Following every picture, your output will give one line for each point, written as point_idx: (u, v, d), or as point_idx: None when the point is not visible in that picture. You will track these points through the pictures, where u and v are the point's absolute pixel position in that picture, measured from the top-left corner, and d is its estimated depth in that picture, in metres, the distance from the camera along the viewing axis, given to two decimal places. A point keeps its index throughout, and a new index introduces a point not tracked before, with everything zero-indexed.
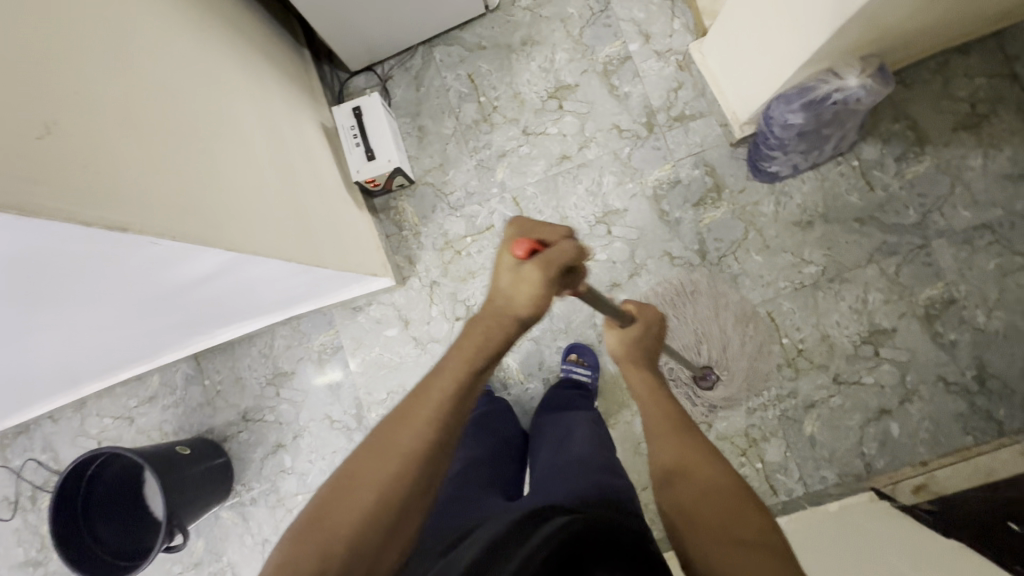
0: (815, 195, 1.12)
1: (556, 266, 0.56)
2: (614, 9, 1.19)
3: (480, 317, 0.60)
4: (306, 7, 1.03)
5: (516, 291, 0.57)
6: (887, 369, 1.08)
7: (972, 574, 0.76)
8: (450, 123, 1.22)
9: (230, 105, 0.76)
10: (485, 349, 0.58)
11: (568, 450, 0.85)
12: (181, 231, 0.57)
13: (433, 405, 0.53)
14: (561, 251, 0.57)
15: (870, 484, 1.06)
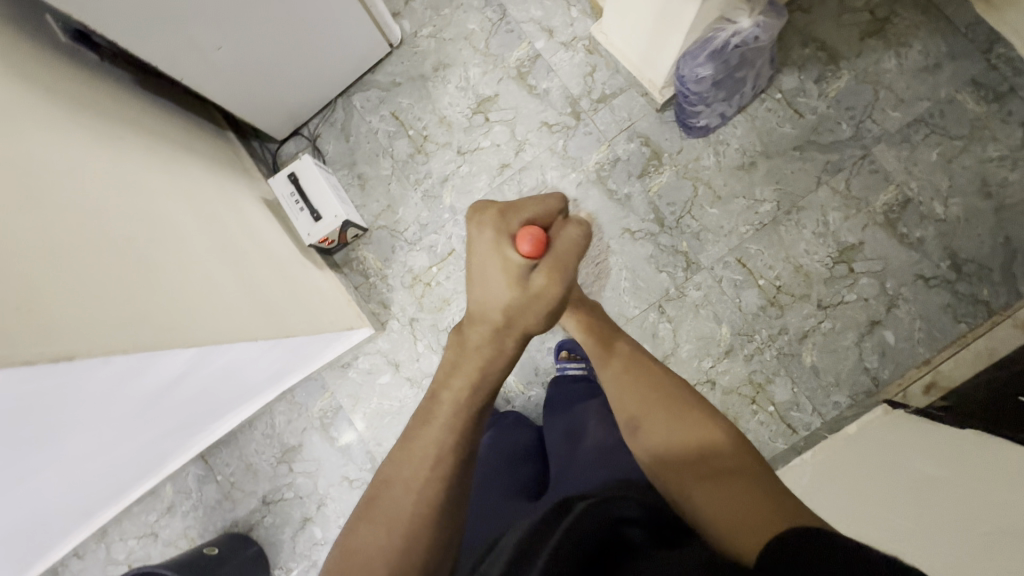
0: (750, 136, 1.14)
1: (572, 258, 0.60)
2: (512, 14, 1.21)
3: (469, 346, 0.58)
4: (216, 93, 1.05)
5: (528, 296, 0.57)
6: (865, 282, 1.09)
7: (1002, 462, 0.76)
8: (387, 164, 1.23)
9: (154, 205, 0.76)
10: (478, 377, 0.56)
11: (579, 444, 0.84)
12: (121, 342, 0.56)
13: (427, 452, 0.53)
14: (570, 241, 0.60)
15: (881, 396, 1.06)
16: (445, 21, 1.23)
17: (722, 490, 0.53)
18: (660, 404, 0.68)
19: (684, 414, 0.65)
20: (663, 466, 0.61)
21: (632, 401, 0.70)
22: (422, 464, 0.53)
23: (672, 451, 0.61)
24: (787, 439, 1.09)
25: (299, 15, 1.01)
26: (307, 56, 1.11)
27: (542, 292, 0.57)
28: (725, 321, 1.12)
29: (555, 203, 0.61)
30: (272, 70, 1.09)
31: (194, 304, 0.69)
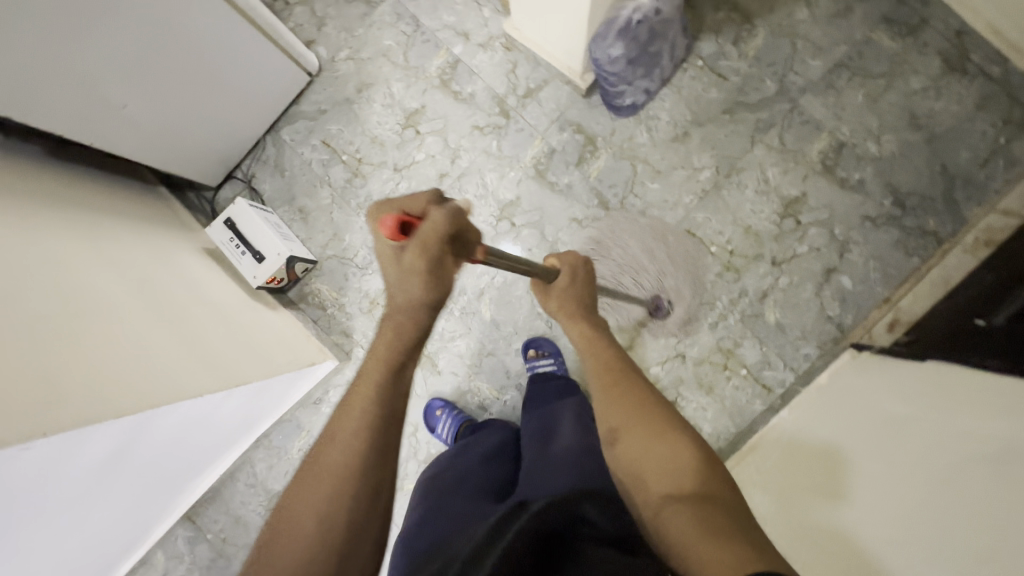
0: (679, 105, 1.13)
1: (434, 242, 0.51)
2: (425, 24, 1.20)
3: (385, 315, 0.57)
4: (137, 152, 1.03)
5: (406, 284, 0.54)
6: (815, 232, 1.09)
7: (964, 392, 0.78)
8: (326, 193, 1.22)
9: (68, 277, 0.73)
10: (383, 366, 0.55)
11: (552, 441, 0.82)
12: (31, 428, 0.53)
13: (336, 452, 0.52)
14: (434, 225, 0.51)
15: (849, 342, 1.05)
16: (361, 42, 1.22)
17: (686, 519, 0.48)
18: (635, 414, 0.61)
19: (661, 428, 0.59)
20: (636, 487, 0.56)
21: (610, 411, 0.64)
22: (331, 465, 0.51)
23: (643, 472, 0.56)
24: (765, 401, 1.08)
25: (205, 59, 0.99)
26: (222, 98, 1.09)
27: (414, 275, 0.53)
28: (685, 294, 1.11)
29: (428, 194, 0.53)
30: (189, 119, 1.06)
31: (118, 372, 0.67)
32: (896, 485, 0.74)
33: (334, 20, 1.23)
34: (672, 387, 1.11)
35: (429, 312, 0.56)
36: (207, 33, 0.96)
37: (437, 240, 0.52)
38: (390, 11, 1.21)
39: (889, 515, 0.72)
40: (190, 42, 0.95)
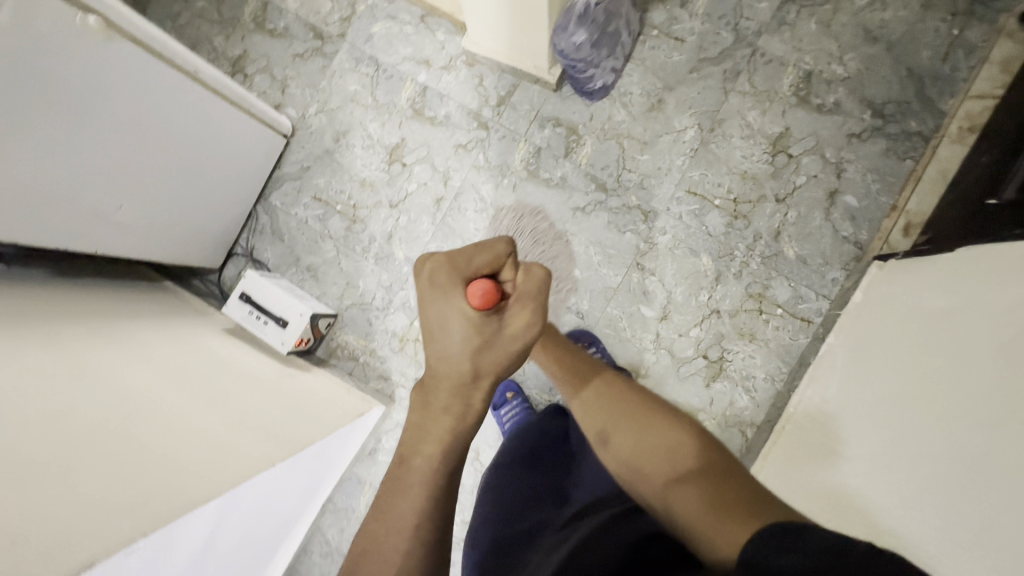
0: (648, 76, 1.15)
1: (538, 296, 0.55)
2: (385, 61, 1.22)
3: (439, 405, 0.55)
4: (135, 249, 1.03)
5: (487, 351, 0.54)
6: (808, 161, 1.11)
7: (995, 261, 0.79)
8: (329, 246, 1.22)
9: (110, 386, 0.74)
10: (451, 439, 0.55)
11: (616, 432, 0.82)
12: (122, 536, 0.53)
13: (404, 516, 0.54)
14: (536, 280, 0.55)
15: (870, 256, 1.08)
16: (327, 93, 1.24)
17: (697, 493, 0.55)
18: (621, 414, 0.67)
19: (648, 420, 0.65)
20: (640, 481, 0.61)
21: (594, 418, 0.69)
22: (401, 529, 0.54)
23: (642, 463, 0.62)
24: (807, 332, 1.10)
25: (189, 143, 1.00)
26: (209, 178, 1.08)
27: (511, 334, 0.54)
28: (703, 251, 1.13)
29: (508, 245, 0.54)
30: (183, 207, 1.07)
31: (178, 462, 0.65)
32: (968, 368, 0.73)
33: (295, 79, 1.25)
34: (714, 343, 1.12)
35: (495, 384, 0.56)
36: (185, 117, 0.95)
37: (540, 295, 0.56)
38: (347, 58, 1.23)
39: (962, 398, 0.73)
40: (169, 132, 0.94)
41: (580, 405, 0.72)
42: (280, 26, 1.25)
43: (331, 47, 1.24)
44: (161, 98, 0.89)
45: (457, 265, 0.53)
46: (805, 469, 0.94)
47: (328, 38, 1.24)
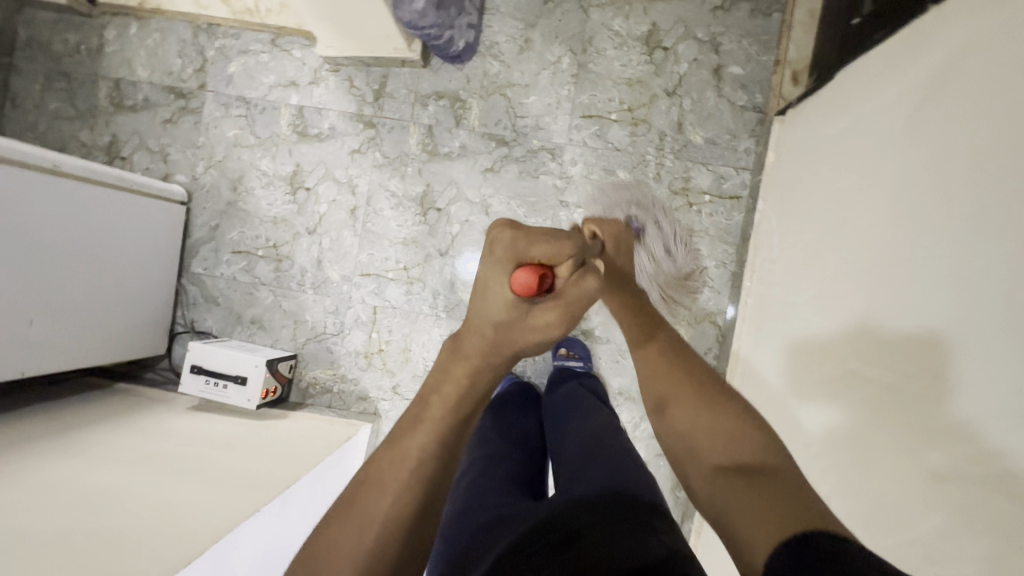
0: (506, 20, 1.15)
1: (577, 306, 0.47)
2: (253, 97, 1.20)
3: (458, 354, 0.46)
4: (84, 360, 1.04)
5: (518, 331, 0.45)
6: (684, 48, 1.12)
7: (861, 73, 0.83)
8: (265, 292, 1.20)
9: (67, 494, 0.72)
10: (467, 390, 0.45)
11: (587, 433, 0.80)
12: None
13: (411, 454, 0.43)
14: (582, 293, 0.47)
15: (771, 115, 1.09)
16: (209, 147, 1.21)
17: (747, 488, 0.45)
18: (691, 393, 0.59)
19: (718, 405, 0.56)
20: (690, 463, 0.54)
21: (657, 384, 0.63)
22: (403, 464, 0.43)
23: (694, 444, 0.55)
24: (739, 208, 1.11)
25: (87, 239, 0.98)
26: (122, 265, 1.07)
27: (541, 328, 0.46)
28: (617, 168, 1.13)
29: (578, 244, 0.44)
30: (109, 303, 1.06)
31: (156, 541, 0.65)
32: (869, 176, 0.75)
33: (173, 145, 1.22)
34: None
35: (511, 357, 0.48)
36: (73, 218, 0.95)
37: (577, 305, 0.47)
38: (215, 106, 1.21)
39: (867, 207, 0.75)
40: (59, 234, 0.92)
41: (643, 364, 0.66)
42: (140, 99, 1.23)
43: (196, 102, 1.22)
44: (38, 203, 0.87)
45: (520, 248, 0.43)
46: (771, 332, 0.96)
47: (190, 93, 1.22)
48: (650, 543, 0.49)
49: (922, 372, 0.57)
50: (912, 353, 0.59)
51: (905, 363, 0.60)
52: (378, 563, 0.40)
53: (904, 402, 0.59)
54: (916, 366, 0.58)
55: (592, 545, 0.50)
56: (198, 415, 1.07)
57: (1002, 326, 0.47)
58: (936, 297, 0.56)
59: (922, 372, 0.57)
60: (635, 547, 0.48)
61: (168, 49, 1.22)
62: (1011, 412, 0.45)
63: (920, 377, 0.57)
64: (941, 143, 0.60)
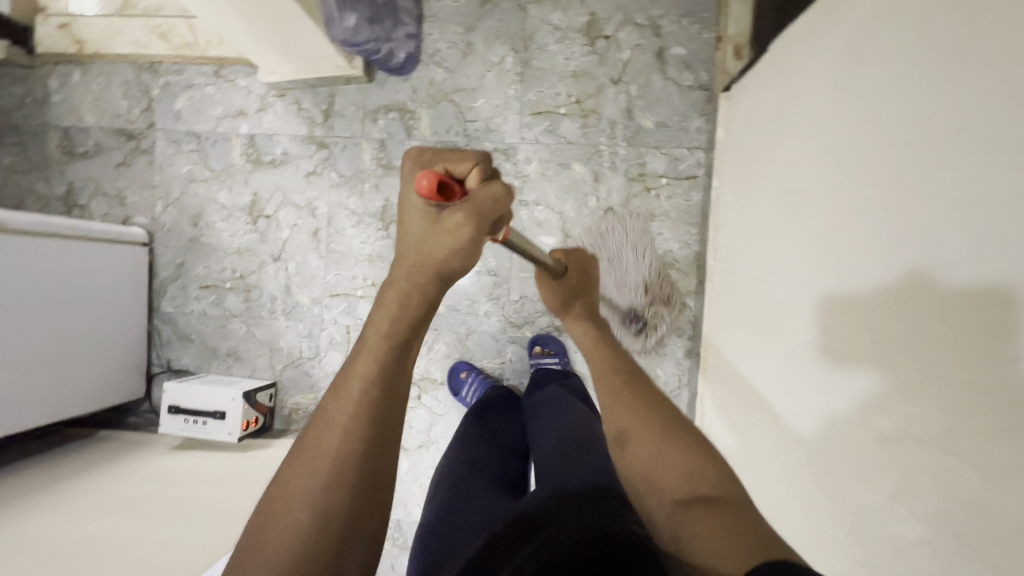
0: (445, 26, 1.15)
1: (487, 212, 0.49)
2: (204, 130, 1.20)
3: (388, 281, 0.50)
4: (66, 410, 1.03)
5: (433, 244, 0.49)
6: (625, 34, 1.12)
7: (791, 41, 0.83)
8: (237, 324, 1.20)
9: (44, 555, 0.73)
10: (400, 311, 0.48)
11: (562, 428, 0.80)
12: None
13: (357, 386, 0.45)
14: (490, 197, 0.48)
15: (718, 92, 1.09)
16: (165, 185, 1.21)
17: (705, 519, 0.47)
18: (658, 429, 0.60)
19: (681, 442, 0.58)
20: (646, 489, 0.56)
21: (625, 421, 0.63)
22: (352, 397, 0.44)
23: (657, 478, 0.55)
24: (697, 187, 1.11)
25: (51, 291, 0.99)
26: (89, 313, 1.07)
27: (451, 234, 0.48)
28: (572, 160, 1.13)
29: (476, 153, 0.49)
30: (82, 352, 1.06)
31: None
32: (804, 145, 0.75)
33: (129, 187, 1.22)
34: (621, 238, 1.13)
35: (439, 279, 0.50)
36: (41, 273, 0.96)
37: (489, 214, 0.49)
38: (167, 144, 1.21)
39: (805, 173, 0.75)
40: (19, 290, 0.92)
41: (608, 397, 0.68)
42: (91, 145, 1.22)
43: (148, 141, 1.21)
44: None
45: (428, 165, 0.49)
46: (736, 310, 0.96)
47: (141, 133, 1.21)
48: (621, 529, 0.50)
49: (871, 343, 0.56)
50: (858, 322, 0.58)
51: (853, 333, 0.59)
52: (336, 494, 0.41)
53: (853, 372, 0.58)
54: (863, 337, 0.57)
55: (568, 539, 0.49)
56: (180, 455, 1.07)
57: (932, 290, 0.47)
58: (870, 265, 0.56)
59: (870, 343, 0.56)
60: (606, 535, 0.49)
61: (114, 92, 1.22)
62: (954, 381, 0.44)
63: (867, 348, 0.56)
64: (859, 108, 0.60)
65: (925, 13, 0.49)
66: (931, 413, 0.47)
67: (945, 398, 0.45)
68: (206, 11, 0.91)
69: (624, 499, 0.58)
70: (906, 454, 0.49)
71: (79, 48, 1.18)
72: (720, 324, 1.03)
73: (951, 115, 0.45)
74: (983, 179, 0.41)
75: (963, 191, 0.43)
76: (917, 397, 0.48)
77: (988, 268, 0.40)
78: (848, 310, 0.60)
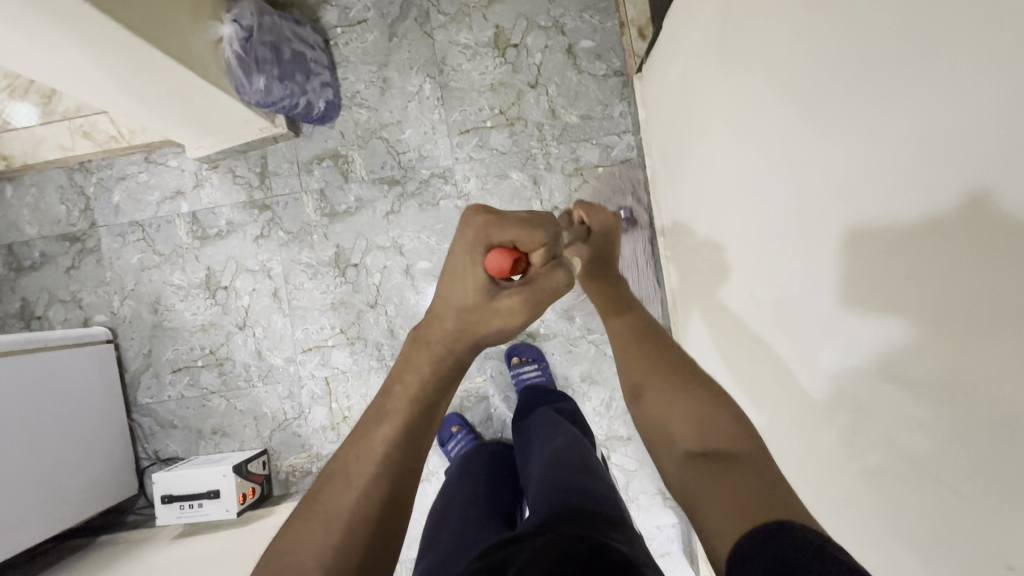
0: (358, 68, 1.17)
1: (542, 296, 0.51)
2: (145, 217, 1.21)
3: (424, 339, 0.51)
4: (62, 523, 1.02)
5: (483, 315, 0.50)
6: (531, 39, 1.14)
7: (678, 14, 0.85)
8: (217, 400, 1.19)
9: None
10: (432, 374, 0.49)
11: (549, 443, 0.81)
12: None
13: (377, 448, 0.45)
14: (548, 283, 0.51)
15: (632, 74, 1.12)
16: (118, 279, 1.21)
17: (721, 483, 0.42)
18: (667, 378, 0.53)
19: (692, 391, 0.51)
20: (662, 444, 0.50)
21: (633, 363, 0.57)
22: (372, 456, 0.45)
23: (669, 428, 0.50)
24: (633, 170, 1.13)
25: (27, 406, 0.98)
26: (69, 420, 1.07)
27: (501, 312, 0.50)
28: (509, 170, 1.15)
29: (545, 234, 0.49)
30: (68, 460, 1.05)
31: None
32: (711, 110, 0.77)
33: (83, 288, 1.22)
34: None
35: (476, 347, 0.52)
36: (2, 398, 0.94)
37: (544, 294, 0.52)
38: (112, 238, 1.21)
39: (717, 135, 0.77)
40: None
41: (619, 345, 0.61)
42: (37, 256, 1.22)
43: (92, 240, 1.21)
44: None
45: (492, 232, 0.48)
46: (693, 280, 0.97)
47: (84, 233, 1.22)
48: (607, 546, 0.49)
49: (891, 286, 0.43)
50: (870, 264, 0.45)
51: (875, 276, 0.45)
52: (347, 560, 0.41)
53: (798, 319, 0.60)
54: (882, 282, 0.44)
55: (561, 545, 0.49)
56: (183, 543, 1.06)
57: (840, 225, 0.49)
58: (864, 234, 0.45)
59: (887, 289, 0.43)
60: (592, 554, 0.47)
61: (50, 199, 1.22)
62: (870, 308, 0.46)
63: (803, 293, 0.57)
64: (755, 64, 0.61)
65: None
66: (861, 338, 0.48)
67: (936, 343, 0.38)
68: (115, 105, 0.91)
69: (610, 520, 0.56)
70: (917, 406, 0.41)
71: (6, 164, 1.19)
72: (683, 296, 1.04)
73: (825, 59, 0.47)
74: (860, 114, 0.43)
75: (849, 126, 0.45)
76: (863, 334, 0.47)
77: (890, 186, 0.41)
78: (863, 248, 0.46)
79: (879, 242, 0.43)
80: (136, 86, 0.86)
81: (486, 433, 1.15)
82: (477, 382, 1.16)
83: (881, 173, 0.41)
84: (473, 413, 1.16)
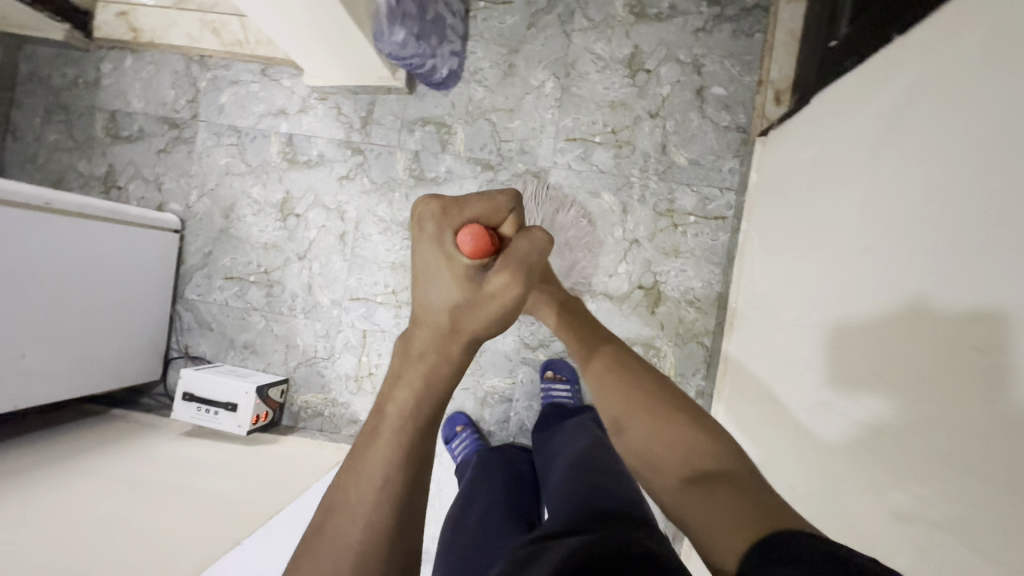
0: (489, 47, 1.16)
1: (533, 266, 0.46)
2: (245, 126, 1.23)
3: (411, 352, 0.44)
4: (92, 388, 1.07)
5: (474, 307, 0.43)
6: (665, 69, 1.12)
7: (834, 96, 0.82)
8: (257, 318, 1.22)
9: (66, 527, 0.77)
10: (424, 393, 0.42)
11: (566, 449, 0.82)
12: None
13: (375, 478, 0.40)
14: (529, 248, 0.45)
15: (755, 135, 1.09)
16: (202, 176, 1.24)
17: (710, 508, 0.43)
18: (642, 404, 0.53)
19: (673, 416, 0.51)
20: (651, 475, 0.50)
21: (607, 400, 0.56)
22: (372, 491, 0.40)
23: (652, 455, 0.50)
24: (724, 228, 1.12)
25: (93, 271, 1.03)
26: (123, 294, 1.11)
27: (495, 294, 0.43)
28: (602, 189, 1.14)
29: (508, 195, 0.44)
30: (112, 331, 1.10)
31: None
32: (833, 200, 0.76)
33: (167, 174, 1.25)
34: (643, 271, 1.13)
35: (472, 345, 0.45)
36: (34, 262, 0.90)
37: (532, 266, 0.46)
38: (208, 135, 1.24)
39: (829, 227, 0.75)
40: (67, 267, 0.97)
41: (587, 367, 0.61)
42: (135, 130, 1.26)
43: (189, 131, 1.25)
44: (48, 239, 0.92)
45: (455, 214, 0.43)
46: (755, 358, 0.96)
47: (184, 123, 1.25)
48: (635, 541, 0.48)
49: (877, 373, 0.59)
50: (864, 350, 0.62)
51: (866, 361, 0.61)
52: None
53: (870, 444, 0.59)
54: (873, 367, 0.60)
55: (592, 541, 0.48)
56: (190, 442, 1.09)
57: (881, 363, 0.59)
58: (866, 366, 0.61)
59: (875, 377, 0.60)
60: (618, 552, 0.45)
61: (162, 81, 1.25)
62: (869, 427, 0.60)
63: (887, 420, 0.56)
64: (886, 188, 0.63)
65: (970, 117, 0.50)
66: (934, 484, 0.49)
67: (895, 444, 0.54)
68: (256, 13, 0.91)
69: (637, 520, 0.56)
70: (899, 466, 0.54)
71: (134, 36, 1.22)
72: (733, 369, 1.03)
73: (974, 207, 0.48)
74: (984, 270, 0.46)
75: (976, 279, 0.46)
76: (911, 462, 0.52)
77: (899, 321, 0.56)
78: (882, 328, 0.59)
79: (870, 364, 0.61)
80: (289, 7, 0.87)
81: (497, 433, 1.16)
82: (504, 381, 1.16)
83: (890, 288, 0.59)
84: (491, 409, 1.16)
